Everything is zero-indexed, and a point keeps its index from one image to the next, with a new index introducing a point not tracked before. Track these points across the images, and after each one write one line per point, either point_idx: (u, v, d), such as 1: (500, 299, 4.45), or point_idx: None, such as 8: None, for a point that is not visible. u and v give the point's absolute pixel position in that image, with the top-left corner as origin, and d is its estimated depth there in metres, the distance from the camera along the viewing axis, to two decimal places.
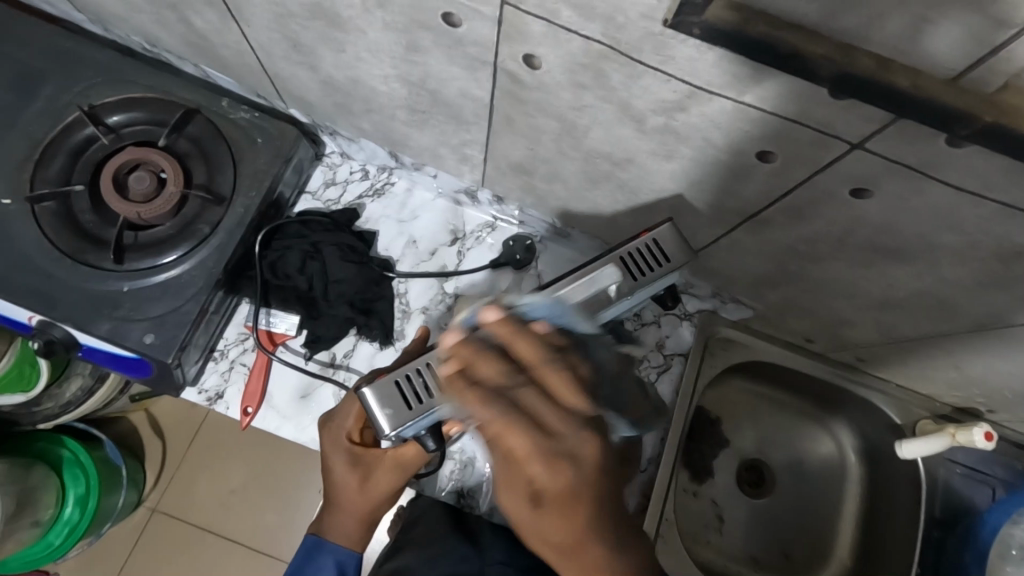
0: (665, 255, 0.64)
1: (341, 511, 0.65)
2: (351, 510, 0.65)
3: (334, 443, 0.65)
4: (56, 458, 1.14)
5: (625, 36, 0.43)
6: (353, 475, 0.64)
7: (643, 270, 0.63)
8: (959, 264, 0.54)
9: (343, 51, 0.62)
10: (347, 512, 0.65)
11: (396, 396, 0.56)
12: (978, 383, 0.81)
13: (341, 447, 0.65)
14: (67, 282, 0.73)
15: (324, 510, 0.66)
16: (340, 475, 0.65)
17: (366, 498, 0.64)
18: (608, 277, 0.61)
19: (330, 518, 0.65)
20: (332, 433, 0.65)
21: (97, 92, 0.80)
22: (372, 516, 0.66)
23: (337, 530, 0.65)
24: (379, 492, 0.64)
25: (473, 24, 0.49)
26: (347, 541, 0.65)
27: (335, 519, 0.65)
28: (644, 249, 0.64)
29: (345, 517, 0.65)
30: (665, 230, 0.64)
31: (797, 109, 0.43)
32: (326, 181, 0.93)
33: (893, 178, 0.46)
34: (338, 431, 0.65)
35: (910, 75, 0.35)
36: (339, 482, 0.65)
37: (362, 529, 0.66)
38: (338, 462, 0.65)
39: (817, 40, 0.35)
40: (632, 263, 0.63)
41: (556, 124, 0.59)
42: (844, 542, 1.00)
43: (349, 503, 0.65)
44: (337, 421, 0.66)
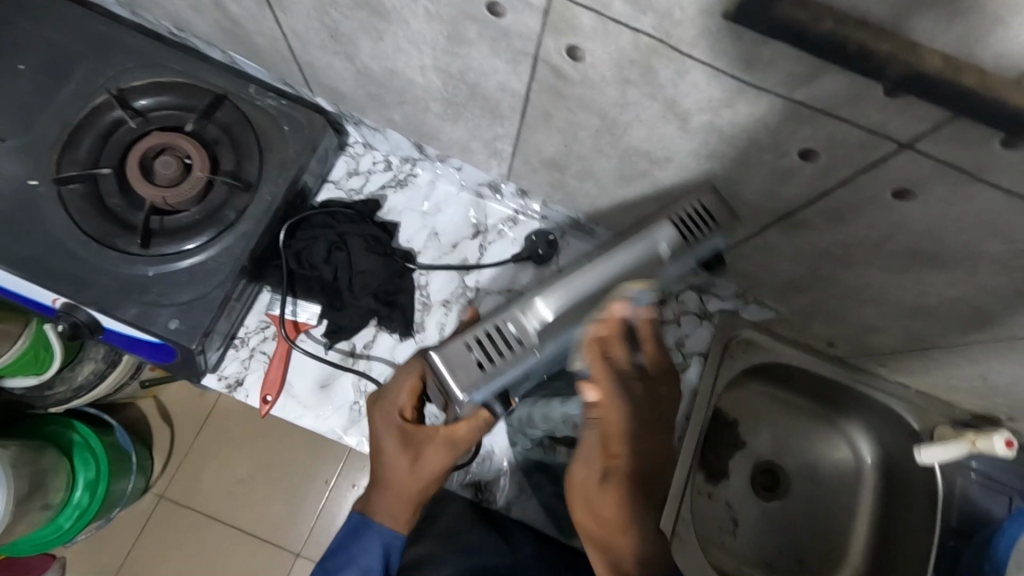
0: (711, 216, 0.60)
1: (390, 490, 0.64)
2: (401, 491, 0.64)
3: (385, 419, 0.64)
4: (65, 442, 1.14)
5: (679, 31, 0.42)
6: (405, 453, 0.63)
7: (689, 234, 0.60)
8: (998, 272, 0.54)
9: (381, 41, 0.61)
10: (396, 491, 0.64)
11: (467, 360, 0.54)
12: (1002, 392, 0.81)
13: (392, 423, 0.64)
14: (93, 265, 0.73)
15: (369, 492, 0.66)
16: (391, 454, 0.63)
17: (418, 476, 0.63)
18: (661, 238, 0.59)
19: (378, 499, 0.65)
20: (383, 409, 0.64)
21: (125, 75, 0.80)
22: (422, 496, 0.65)
23: (385, 510, 0.64)
24: (431, 470, 0.63)
25: (522, 16, 0.48)
26: (394, 522, 0.65)
27: (385, 498, 0.64)
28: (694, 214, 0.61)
29: (393, 497, 0.64)
30: (711, 196, 0.61)
31: (850, 108, 0.43)
32: (348, 171, 0.93)
33: (941, 182, 0.46)
34: (391, 407, 0.64)
35: (978, 77, 0.34)
36: (389, 461, 0.63)
37: (409, 510, 0.65)
38: (391, 438, 0.64)
39: (885, 38, 0.34)
40: (685, 228, 0.60)
41: (595, 120, 0.59)
42: (858, 548, 0.99)
43: (400, 483, 0.64)
44: (387, 397, 0.65)
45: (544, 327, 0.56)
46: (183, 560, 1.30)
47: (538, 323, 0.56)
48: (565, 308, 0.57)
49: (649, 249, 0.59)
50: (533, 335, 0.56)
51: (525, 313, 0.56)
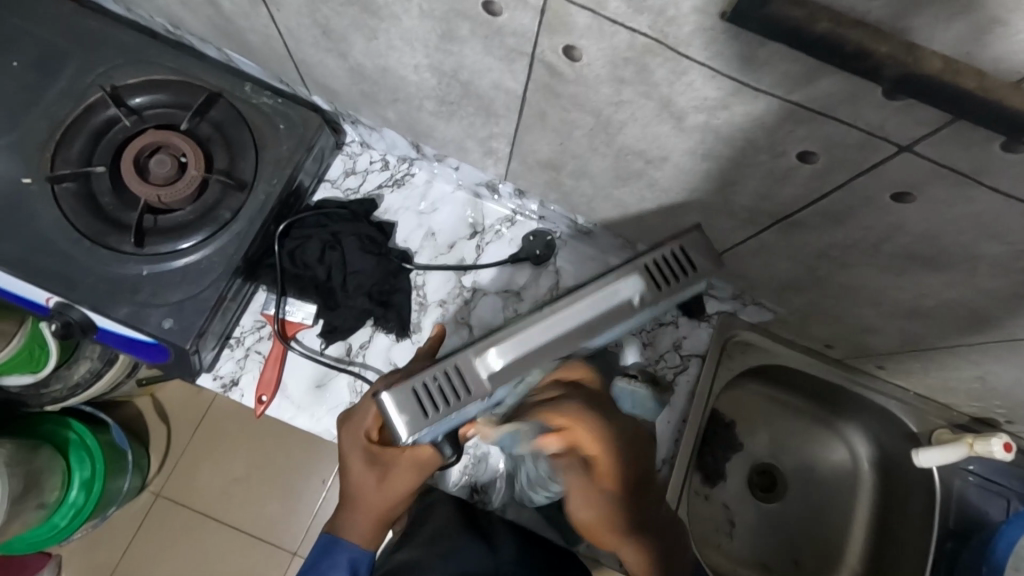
0: (690, 263, 0.60)
1: (359, 509, 0.64)
2: (367, 510, 0.64)
3: (353, 439, 0.64)
4: (60, 439, 1.13)
5: (675, 30, 0.42)
6: (371, 472, 0.62)
7: (659, 282, 0.58)
8: (996, 274, 0.54)
9: (375, 39, 0.61)
10: (364, 508, 0.64)
11: (411, 401, 0.52)
12: (1000, 394, 0.81)
13: (359, 443, 0.63)
14: (86, 263, 0.73)
15: (342, 507, 0.66)
16: (358, 473, 0.63)
17: (382, 495, 0.62)
18: (630, 288, 0.56)
19: (348, 516, 0.65)
20: (352, 428, 0.64)
21: (118, 73, 0.79)
22: (388, 515, 0.65)
23: (353, 527, 0.64)
24: (396, 489, 0.62)
25: (515, 14, 0.48)
26: (365, 536, 0.64)
27: (355, 515, 0.64)
28: (663, 260, 0.59)
29: (362, 513, 0.64)
30: (691, 238, 0.61)
31: (849, 109, 0.42)
32: (345, 171, 0.92)
33: (940, 183, 0.45)
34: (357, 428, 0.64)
35: (978, 78, 0.33)
36: (355, 478, 0.63)
37: (379, 526, 0.65)
38: (356, 459, 0.63)
39: (882, 38, 0.34)
40: (657, 272, 0.58)
41: (590, 119, 0.58)
42: (855, 549, 0.99)
43: (368, 502, 0.63)
44: (356, 418, 0.65)
45: (494, 376, 0.53)
46: (177, 560, 1.30)
47: (488, 372, 0.53)
48: (518, 358, 0.53)
49: (617, 298, 0.56)
50: (481, 383, 0.53)
51: (477, 359, 0.53)
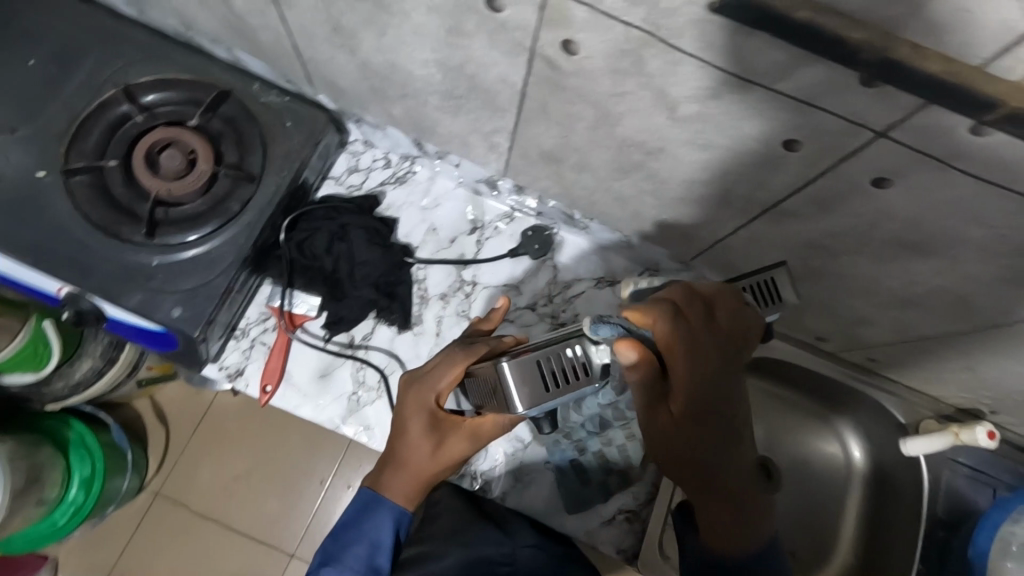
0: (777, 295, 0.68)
1: (406, 474, 0.63)
2: (416, 472, 0.63)
3: (418, 401, 0.63)
4: (63, 439, 1.15)
5: (668, 22, 0.44)
6: (433, 439, 0.62)
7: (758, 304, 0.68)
8: (974, 258, 0.56)
9: (383, 35, 0.63)
10: (413, 472, 0.63)
11: (534, 375, 0.51)
12: (985, 384, 0.83)
13: (424, 407, 0.62)
14: (98, 254, 0.75)
15: (382, 469, 0.65)
16: (414, 435, 0.62)
17: (438, 462, 0.62)
18: None
19: (393, 475, 0.63)
20: (418, 390, 0.63)
21: (131, 71, 0.82)
22: (432, 482, 0.64)
23: (396, 486, 0.63)
24: (453, 459, 0.62)
25: (518, 9, 0.50)
26: (405, 503, 0.63)
27: (398, 480, 0.63)
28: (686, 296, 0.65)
29: (407, 477, 0.63)
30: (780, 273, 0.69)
31: (829, 97, 0.45)
32: (349, 167, 0.95)
33: (918, 169, 0.48)
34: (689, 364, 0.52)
35: (947, 62, 0.36)
36: (416, 440, 0.62)
37: (420, 493, 0.64)
38: (423, 418, 0.62)
39: (857, 25, 0.36)
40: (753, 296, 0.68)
41: (589, 112, 0.61)
42: (846, 539, 1.02)
43: (418, 468, 0.62)
44: (424, 382, 0.63)
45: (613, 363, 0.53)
46: (176, 560, 1.30)
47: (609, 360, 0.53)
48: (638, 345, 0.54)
49: None
50: (598, 367, 0.53)
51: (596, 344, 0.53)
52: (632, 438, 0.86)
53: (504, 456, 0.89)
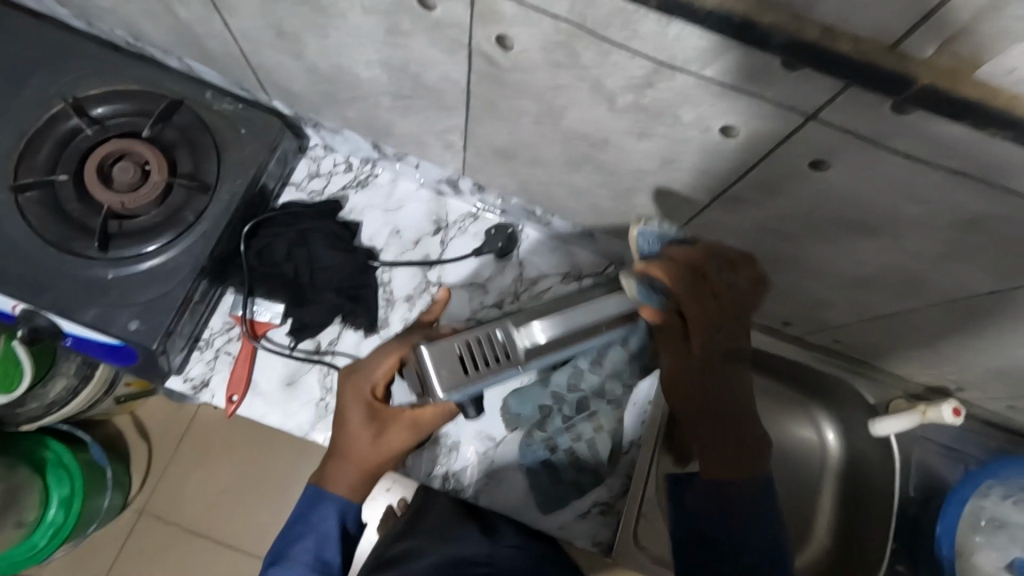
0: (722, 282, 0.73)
1: (349, 464, 0.64)
2: (359, 463, 0.64)
3: (357, 392, 0.64)
4: (39, 458, 1.14)
5: (593, 13, 0.44)
6: (373, 428, 0.63)
7: None
8: (918, 235, 0.57)
9: (326, 38, 0.63)
10: (355, 463, 0.64)
11: (452, 357, 0.55)
12: (947, 360, 0.84)
13: (361, 399, 0.64)
14: (53, 270, 0.74)
15: (327, 462, 0.66)
16: (354, 426, 0.64)
17: (378, 450, 0.63)
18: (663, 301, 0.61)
19: (336, 467, 0.64)
20: (355, 382, 0.64)
21: (80, 84, 0.81)
22: (376, 472, 0.65)
23: (340, 478, 0.64)
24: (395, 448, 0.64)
25: (450, 5, 0.50)
26: (350, 493, 0.64)
27: (342, 470, 0.64)
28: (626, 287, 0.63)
29: (350, 469, 0.64)
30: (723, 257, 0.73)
31: (756, 82, 0.45)
32: (310, 173, 0.95)
33: (850, 149, 0.49)
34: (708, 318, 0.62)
35: (854, 42, 0.37)
36: (356, 430, 0.63)
37: (365, 483, 0.65)
38: (363, 406, 0.64)
39: (765, 9, 0.37)
40: None
41: (533, 106, 0.61)
42: (824, 525, 1.01)
43: (360, 458, 0.64)
44: (361, 374, 0.64)
45: (532, 349, 0.57)
46: None
47: (529, 344, 0.57)
48: (560, 333, 0.58)
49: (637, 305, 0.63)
50: (520, 352, 0.57)
51: (519, 330, 0.57)
52: (601, 431, 0.84)
53: (476, 455, 0.89)
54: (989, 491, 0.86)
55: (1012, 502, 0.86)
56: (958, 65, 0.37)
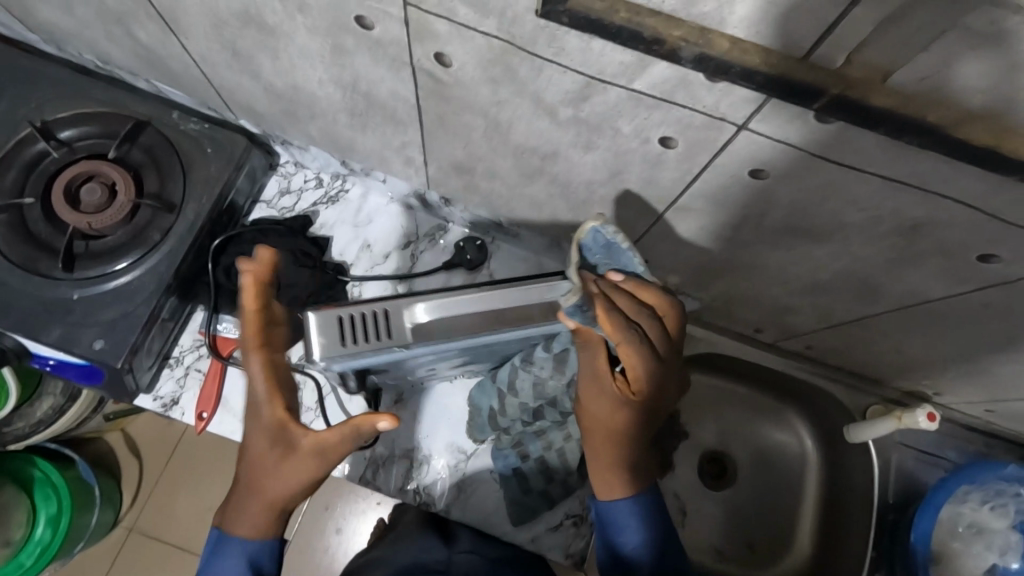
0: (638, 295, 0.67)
1: (250, 497, 0.59)
2: (270, 498, 0.58)
3: (252, 422, 0.57)
4: (26, 478, 1.14)
5: (519, 30, 0.45)
6: (274, 456, 0.57)
7: None
8: (865, 241, 0.57)
9: (277, 58, 0.64)
10: (265, 498, 0.58)
11: (336, 329, 0.58)
12: (918, 365, 0.84)
13: (258, 429, 0.57)
14: (20, 292, 0.75)
15: (235, 502, 0.60)
16: (258, 458, 0.58)
17: (284, 481, 0.57)
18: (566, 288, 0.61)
19: (246, 504, 0.59)
20: (246, 411, 0.57)
21: (49, 107, 0.82)
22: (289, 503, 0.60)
23: (251, 515, 0.59)
24: (303, 477, 0.58)
25: (386, 25, 0.51)
26: (266, 528, 0.60)
27: (244, 503, 0.59)
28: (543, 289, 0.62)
29: (260, 505, 0.59)
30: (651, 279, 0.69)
31: (683, 94, 0.45)
32: (280, 190, 0.95)
33: (785, 158, 0.49)
34: (648, 369, 0.56)
35: (764, 53, 0.37)
36: (258, 459, 0.57)
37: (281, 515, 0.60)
38: (261, 432, 0.57)
39: (675, 23, 0.37)
40: None
41: (481, 121, 0.62)
42: (805, 534, 1.00)
43: (268, 490, 0.58)
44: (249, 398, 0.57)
45: (416, 328, 0.60)
46: None
47: (412, 323, 0.60)
48: (442, 318, 0.60)
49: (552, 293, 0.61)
50: (406, 331, 0.60)
51: (409, 309, 0.60)
52: (570, 440, 0.81)
53: (447, 468, 0.88)
54: (965, 496, 0.85)
55: (989, 508, 0.84)
56: (868, 74, 0.37)
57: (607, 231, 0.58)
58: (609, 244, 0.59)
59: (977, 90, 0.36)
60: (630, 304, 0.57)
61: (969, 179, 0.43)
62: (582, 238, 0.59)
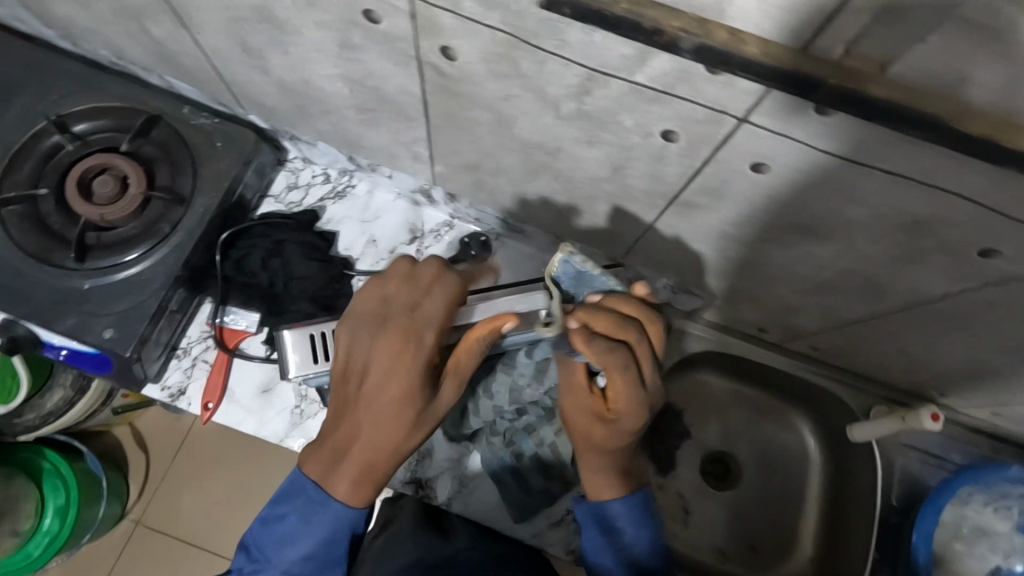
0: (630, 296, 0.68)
1: (364, 452, 0.60)
2: (378, 453, 0.60)
3: (382, 371, 0.59)
4: (37, 469, 1.15)
5: (523, 23, 0.46)
6: (409, 401, 0.59)
7: None
8: (867, 237, 0.57)
9: (287, 53, 0.65)
10: (371, 455, 0.60)
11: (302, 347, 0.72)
12: (924, 366, 0.83)
13: (383, 380, 0.59)
14: (33, 282, 0.77)
15: (334, 463, 0.62)
16: (378, 412, 0.59)
17: (406, 430, 0.60)
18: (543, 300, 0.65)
19: (344, 466, 0.61)
20: (378, 356, 0.59)
21: (63, 101, 0.84)
22: (378, 473, 0.62)
23: (347, 477, 0.61)
24: (430, 421, 0.61)
25: (394, 19, 0.52)
26: (352, 494, 0.62)
27: (354, 461, 0.60)
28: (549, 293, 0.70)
29: (359, 466, 0.61)
30: None
31: (684, 87, 0.46)
32: (288, 185, 0.97)
33: (786, 152, 0.49)
34: (627, 391, 0.57)
35: (762, 45, 0.38)
36: (382, 406, 0.59)
37: (368, 484, 0.62)
38: (409, 379, 0.59)
39: (675, 15, 0.38)
40: None
41: (486, 115, 0.62)
42: (809, 536, 1.00)
43: (378, 447, 0.60)
44: (384, 339, 0.59)
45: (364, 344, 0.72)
46: None
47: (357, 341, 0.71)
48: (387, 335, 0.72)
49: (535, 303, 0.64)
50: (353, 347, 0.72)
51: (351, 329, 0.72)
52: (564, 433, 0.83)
53: (448, 461, 0.89)
54: (969, 498, 0.84)
55: (993, 510, 0.84)
56: (865, 65, 0.37)
57: (574, 261, 0.60)
58: (578, 274, 0.62)
59: (976, 81, 0.36)
60: (606, 323, 0.56)
61: (968, 174, 0.44)
62: (554, 269, 0.62)
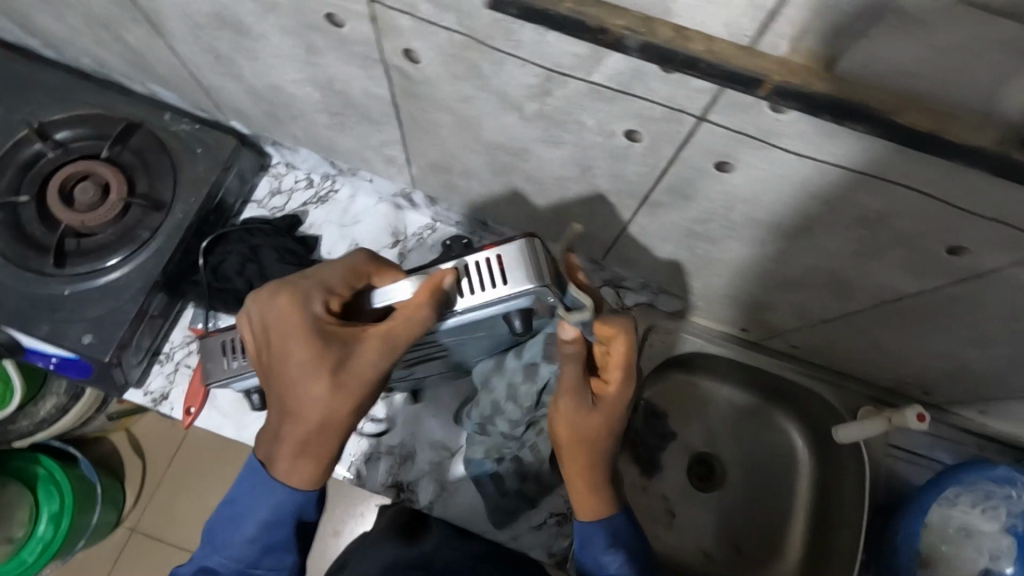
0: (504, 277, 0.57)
1: (300, 424, 0.59)
2: (306, 422, 0.59)
3: (289, 332, 0.59)
4: (31, 476, 1.16)
5: (476, 25, 0.46)
6: (319, 363, 0.57)
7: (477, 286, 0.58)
8: (834, 234, 0.57)
9: (256, 58, 0.66)
10: (302, 424, 0.59)
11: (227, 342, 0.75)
12: (907, 364, 0.82)
13: (291, 339, 0.58)
14: (14, 288, 0.78)
15: (274, 440, 0.62)
16: (296, 373, 0.58)
17: (323, 392, 0.58)
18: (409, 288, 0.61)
19: (282, 440, 0.61)
20: (285, 318, 0.59)
21: (46, 111, 0.85)
22: (320, 448, 0.61)
23: (289, 451, 0.61)
24: (357, 384, 0.58)
25: (354, 24, 0.52)
26: (293, 469, 0.61)
27: (291, 436, 0.60)
28: (487, 265, 0.58)
29: (294, 437, 0.60)
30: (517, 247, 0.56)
31: (637, 86, 0.46)
32: (271, 190, 0.97)
33: (744, 150, 0.49)
34: (625, 379, 0.60)
35: (707, 42, 0.38)
36: (294, 369, 0.58)
37: (308, 459, 0.61)
38: (306, 335, 0.58)
39: (618, 14, 0.38)
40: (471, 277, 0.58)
41: (451, 118, 0.63)
42: (798, 538, 0.98)
43: (303, 414, 0.59)
44: (291, 302, 0.60)
45: None
46: None
47: None
48: None
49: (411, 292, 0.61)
50: None
51: None
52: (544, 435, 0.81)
53: (430, 466, 0.88)
54: (955, 499, 0.83)
55: (981, 511, 0.82)
56: (809, 62, 0.37)
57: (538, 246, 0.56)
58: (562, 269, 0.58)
59: (915, 72, 0.35)
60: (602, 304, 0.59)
61: (925, 170, 0.43)
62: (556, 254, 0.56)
